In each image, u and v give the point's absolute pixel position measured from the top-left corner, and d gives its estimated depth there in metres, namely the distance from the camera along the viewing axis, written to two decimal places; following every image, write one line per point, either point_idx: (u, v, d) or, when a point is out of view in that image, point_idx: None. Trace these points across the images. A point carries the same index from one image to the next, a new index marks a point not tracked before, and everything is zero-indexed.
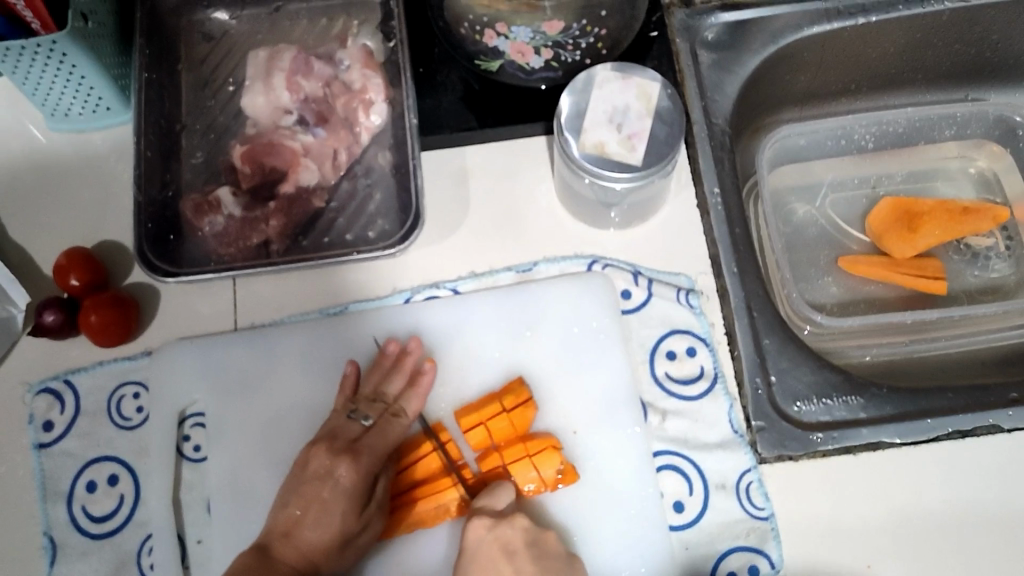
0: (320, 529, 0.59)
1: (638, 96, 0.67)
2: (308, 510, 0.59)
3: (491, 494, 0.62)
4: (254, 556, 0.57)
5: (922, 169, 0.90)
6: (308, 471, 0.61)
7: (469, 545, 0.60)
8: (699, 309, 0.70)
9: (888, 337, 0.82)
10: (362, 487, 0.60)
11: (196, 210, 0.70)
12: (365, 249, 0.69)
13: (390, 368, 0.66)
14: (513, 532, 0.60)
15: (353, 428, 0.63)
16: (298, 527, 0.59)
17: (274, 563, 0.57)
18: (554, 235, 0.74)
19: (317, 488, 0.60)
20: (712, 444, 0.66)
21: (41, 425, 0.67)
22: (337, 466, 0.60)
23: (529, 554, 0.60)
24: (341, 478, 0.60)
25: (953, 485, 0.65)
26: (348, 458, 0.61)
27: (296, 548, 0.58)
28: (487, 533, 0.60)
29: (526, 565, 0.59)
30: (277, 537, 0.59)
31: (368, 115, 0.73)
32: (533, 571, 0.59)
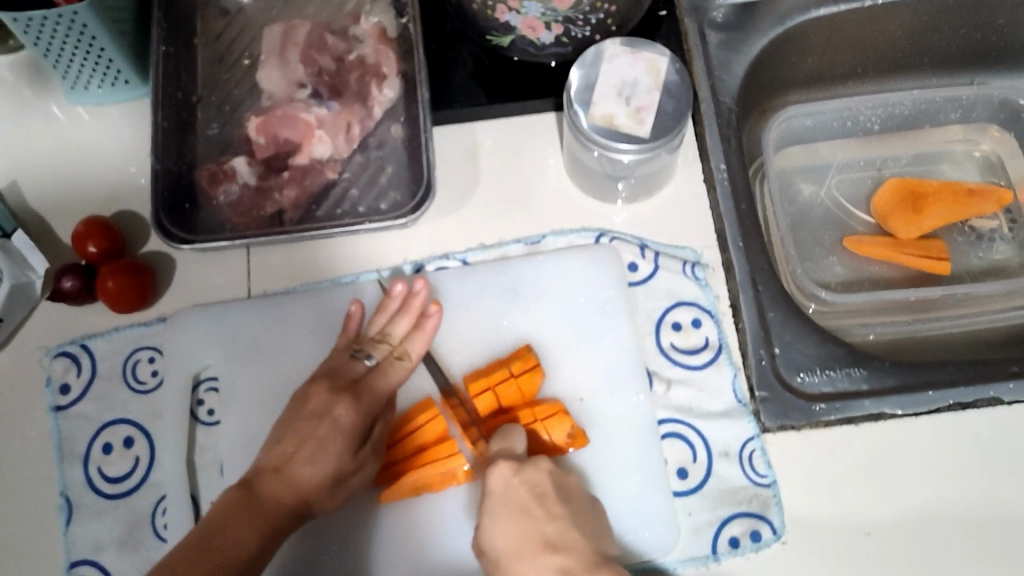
0: (315, 464, 0.58)
1: (647, 71, 0.68)
2: (301, 446, 0.58)
3: (509, 437, 0.62)
4: (239, 492, 0.56)
5: (927, 152, 0.91)
6: (305, 408, 0.60)
7: (496, 485, 0.58)
8: (704, 282, 0.72)
9: (891, 315, 0.83)
10: (359, 427, 0.59)
11: (211, 179, 0.71)
12: (377, 219, 0.71)
13: (396, 311, 0.65)
14: (541, 474, 0.59)
15: (356, 368, 0.63)
16: (289, 463, 0.58)
17: (261, 498, 0.56)
18: (562, 209, 0.75)
19: (312, 426, 0.59)
20: (716, 413, 0.68)
21: (58, 388, 0.68)
22: (335, 405, 0.59)
23: (560, 497, 0.58)
24: (338, 417, 0.59)
25: (953, 455, 0.66)
26: (347, 398, 0.60)
27: (287, 484, 0.57)
28: (514, 475, 0.59)
29: (557, 507, 0.58)
30: (265, 473, 0.58)
31: (381, 90, 0.74)
32: (564, 513, 0.58)
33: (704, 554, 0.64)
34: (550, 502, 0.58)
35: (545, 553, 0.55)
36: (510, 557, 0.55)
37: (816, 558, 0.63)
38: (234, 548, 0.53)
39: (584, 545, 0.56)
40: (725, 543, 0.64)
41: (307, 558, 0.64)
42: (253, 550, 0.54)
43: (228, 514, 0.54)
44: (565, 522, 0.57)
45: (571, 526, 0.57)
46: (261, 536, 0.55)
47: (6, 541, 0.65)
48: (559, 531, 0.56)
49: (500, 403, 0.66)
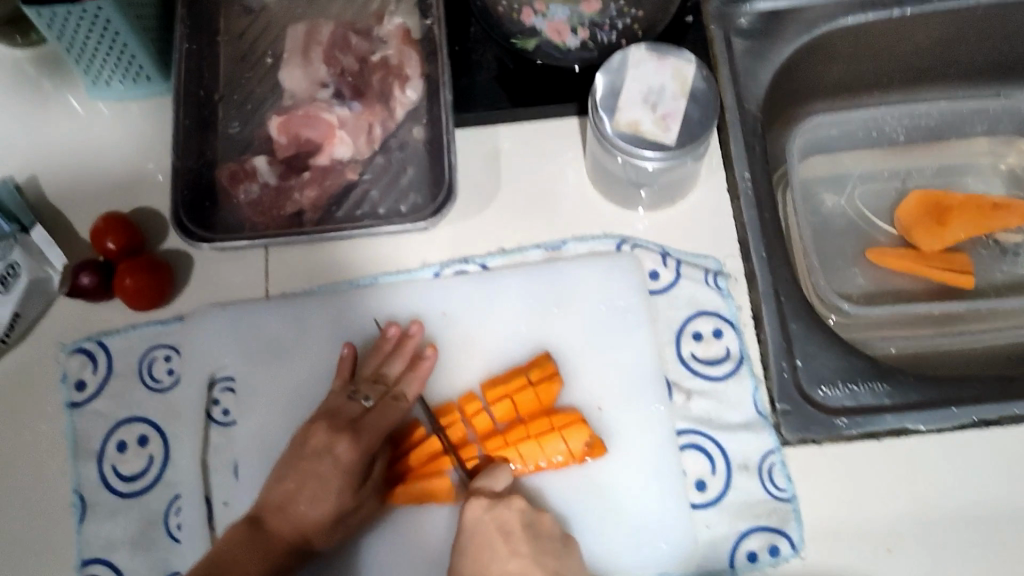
0: (314, 503, 0.59)
1: (673, 78, 0.67)
2: (301, 485, 0.60)
3: (489, 477, 0.62)
4: (246, 528, 0.58)
5: (952, 164, 0.90)
6: (307, 447, 0.61)
7: (467, 524, 0.60)
8: (726, 292, 0.71)
9: (913, 328, 0.82)
10: (359, 466, 0.60)
11: (231, 178, 0.71)
12: (397, 221, 0.70)
13: (391, 352, 0.66)
14: (512, 513, 0.60)
15: (355, 408, 0.63)
16: (292, 501, 0.60)
17: (268, 534, 0.58)
18: (583, 215, 0.74)
19: (314, 464, 0.60)
20: (737, 425, 0.67)
21: (74, 384, 0.68)
22: (336, 444, 0.61)
23: (526, 535, 0.59)
24: (340, 455, 0.60)
25: (977, 473, 0.65)
26: (347, 436, 0.61)
27: (288, 521, 0.59)
28: (485, 512, 0.60)
29: (522, 544, 0.59)
30: (269, 510, 0.60)
31: (404, 91, 0.73)
32: (530, 551, 0.59)
33: (721, 568, 0.63)
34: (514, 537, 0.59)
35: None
36: None
37: (835, 575, 0.62)
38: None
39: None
40: (743, 557, 0.63)
41: (321, 562, 0.64)
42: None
43: (232, 551, 0.57)
44: (528, 558, 0.58)
45: (534, 563, 0.58)
46: (263, 572, 0.57)
47: (19, 537, 0.65)
48: (521, 568, 0.58)
49: (510, 416, 0.66)
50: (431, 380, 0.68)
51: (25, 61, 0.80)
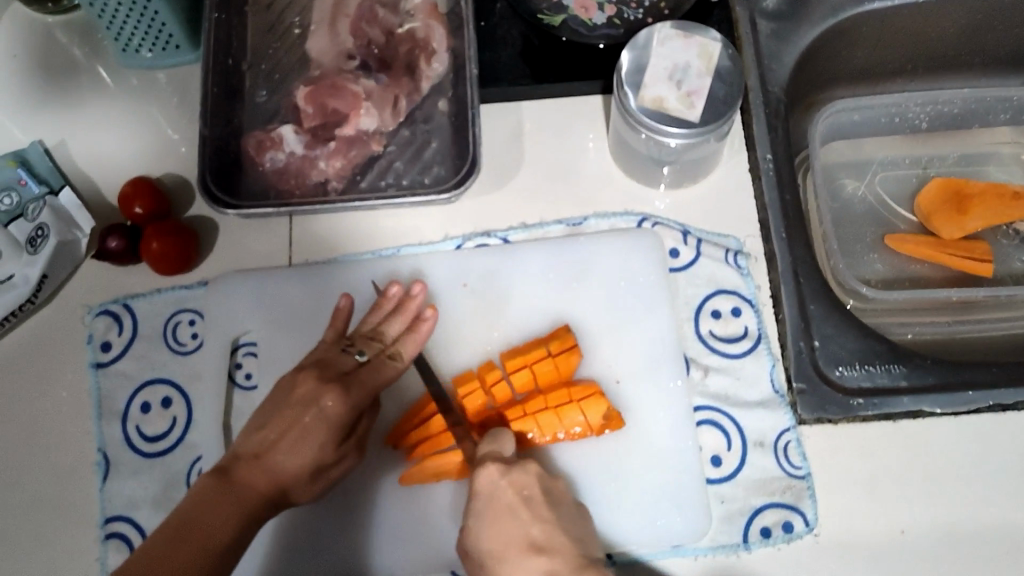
0: (297, 452, 0.57)
1: (699, 56, 0.67)
2: (282, 434, 0.58)
3: (498, 442, 0.62)
4: (217, 479, 0.55)
5: (974, 153, 0.90)
6: (291, 396, 0.59)
7: (480, 489, 0.59)
8: (746, 270, 0.71)
9: (931, 315, 0.82)
10: (346, 419, 0.59)
11: (258, 146, 0.71)
12: (420, 192, 0.71)
13: (390, 312, 0.64)
14: (528, 478, 0.60)
15: (347, 362, 0.62)
16: (271, 450, 0.57)
17: (242, 482, 0.55)
18: (605, 192, 0.75)
19: (299, 413, 0.58)
20: (753, 402, 0.67)
21: (99, 345, 0.69)
22: (324, 395, 0.59)
23: (547, 502, 0.60)
24: (328, 408, 0.59)
25: (991, 456, 0.65)
26: (337, 389, 0.59)
27: (267, 471, 0.57)
28: (501, 477, 0.59)
29: (545, 510, 0.59)
30: (245, 458, 0.57)
31: (431, 65, 0.74)
32: (552, 516, 0.59)
33: (734, 542, 0.64)
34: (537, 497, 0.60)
35: (530, 554, 0.57)
36: (497, 558, 0.57)
37: (847, 552, 0.63)
38: (216, 531, 0.52)
39: (569, 545, 0.58)
40: (756, 532, 0.63)
41: (339, 526, 0.65)
42: (230, 536, 0.53)
43: (206, 501, 0.54)
44: (551, 523, 0.59)
45: (557, 528, 0.59)
46: (236, 522, 0.53)
47: (43, 494, 0.66)
48: (544, 532, 0.58)
49: (529, 385, 0.66)
50: (451, 349, 0.69)
51: (55, 27, 0.81)
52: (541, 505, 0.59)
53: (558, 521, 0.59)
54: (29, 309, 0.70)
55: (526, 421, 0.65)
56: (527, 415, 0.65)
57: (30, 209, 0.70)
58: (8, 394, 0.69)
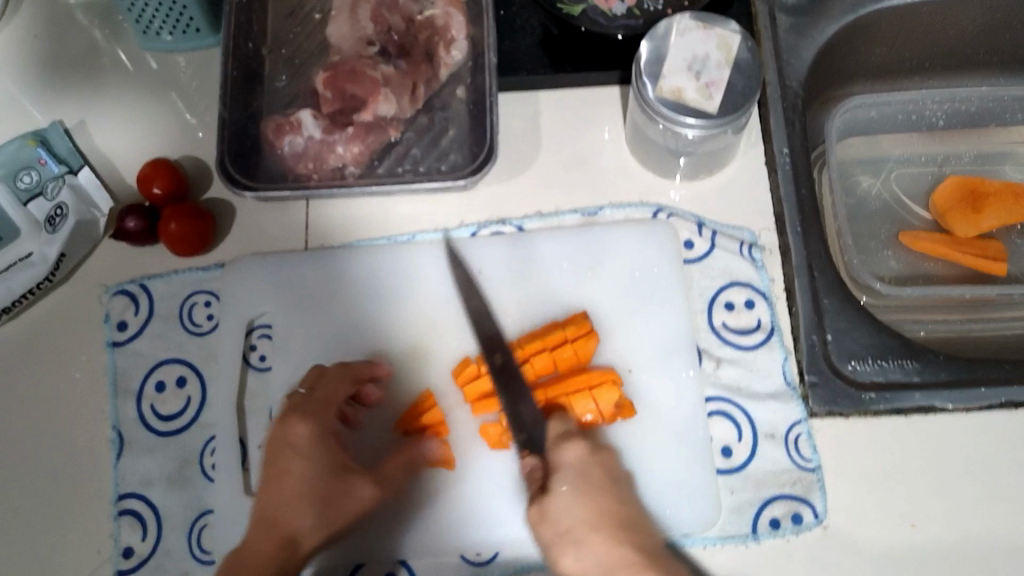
0: (291, 489, 0.59)
1: (717, 46, 0.67)
2: (269, 484, 0.60)
3: (562, 448, 0.62)
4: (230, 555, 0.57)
5: (990, 151, 0.90)
6: (269, 445, 0.61)
7: (575, 461, 0.61)
8: (760, 263, 0.71)
9: (945, 312, 0.82)
10: (318, 439, 0.61)
11: (276, 130, 0.71)
12: (437, 178, 0.71)
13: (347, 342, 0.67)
14: (608, 462, 0.63)
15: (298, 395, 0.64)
16: (269, 505, 0.59)
17: (253, 547, 0.57)
18: (620, 182, 0.75)
19: (276, 459, 0.60)
20: (763, 394, 0.67)
21: (115, 324, 0.69)
22: (289, 430, 0.61)
23: (620, 489, 0.61)
24: (297, 441, 0.61)
25: (1002, 452, 0.65)
26: (299, 417, 0.62)
27: (272, 524, 0.58)
28: (590, 455, 0.62)
29: (624, 496, 0.61)
30: (258, 517, 0.59)
31: (450, 52, 0.74)
32: (625, 502, 0.61)
33: (744, 533, 0.64)
34: (595, 504, 0.59)
35: (619, 529, 0.58)
36: (589, 525, 0.58)
37: (855, 546, 0.63)
38: None
39: (648, 534, 0.59)
40: (765, 524, 0.64)
41: None
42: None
43: (232, 568, 0.56)
44: (627, 508, 0.60)
45: (631, 514, 0.60)
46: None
47: (58, 469, 0.66)
48: (627, 515, 0.60)
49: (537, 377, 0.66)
50: (465, 336, 0.69)
51: (78, 9, 0.82)
52: (603, 518, 0.58)
53: (634, 511, 0.61)
54: (46, 287, 0.71)
55: (535, 412, 0.65)
56: (536, 407, 0.65)
57: (49, 188, 0.70)
58: (26, 370, 0.69)
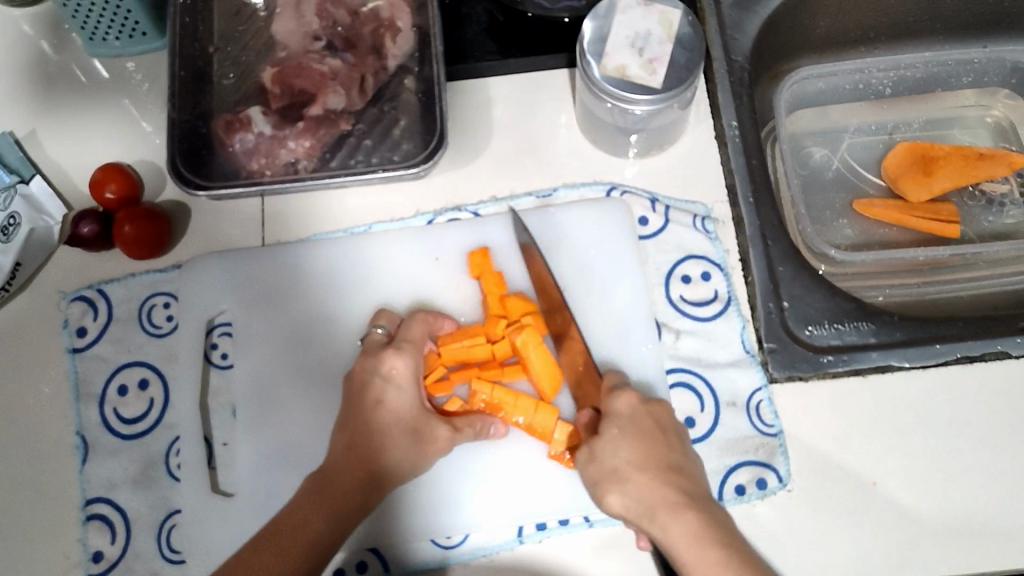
0: (380, 417, 0.60)
1: (660, 24, 0.68)
2: (356, 422, 0.61)
3: (614, 396, 0.61)
4: (314, 483, 0.58)
5: (939, 116, 0.91)
6: (361, 374, 0.63)
7: (620, 411, 0.60)
8: (714, 235, 0.72)
9: (902, 276, 0.83)
10: (414, 375, 0.62)
11: (227, 127, 0.72)
12: (390, 168, 0.71)
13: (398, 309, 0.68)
14: (662, 410, 0.61)
15: (376, 338, 0.65)
16: (355, 441, 0.60)
17: (337, 479, 0.58)
18: (573, 163, 0.75)
19: (362, 397, 0.62)
20: (723, 363, 0.68)
21: (75, 331, 0.69)
22: (382, 364, 0.62)
23: (675, 435, 0.60)
24: (395, 372, 0.61)
25: (959, 408, 0.67)
26: (392, 352, 0.62)
27: (359, 458, 0.59)
28: (639, 406, 0.60)
29: (676, 442, 0.59)
30: (337, 450, 0.60)
31: (396, 43, 0.75)
32: (680, 448, 0.59)
33: None
34: (645, 449, 0.58)
35: (668, 473, 0.57)
36: (635, 470, 0.57)
37: (819, 507, 0.64)
38: (314, 530, 0.55)
39: (699, 478, 0.58)
40: (731, 490, 0.64)
41: None
42: (317, 523, 0.55)
43: (306, 498, 0.57)
44: (681, 454, 0.59)
45: (685, 460, 0.59)
46: (333, 511, 0.56)
47: (24, 478, 0.66)
48: (679, 460, 0.58)
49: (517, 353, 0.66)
50: None
51: (22, 20, 0.81)
52: (650, 460, 0.57)
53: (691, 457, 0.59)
54: (4, 298, 0.70)
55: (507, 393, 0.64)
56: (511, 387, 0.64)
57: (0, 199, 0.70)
58: None
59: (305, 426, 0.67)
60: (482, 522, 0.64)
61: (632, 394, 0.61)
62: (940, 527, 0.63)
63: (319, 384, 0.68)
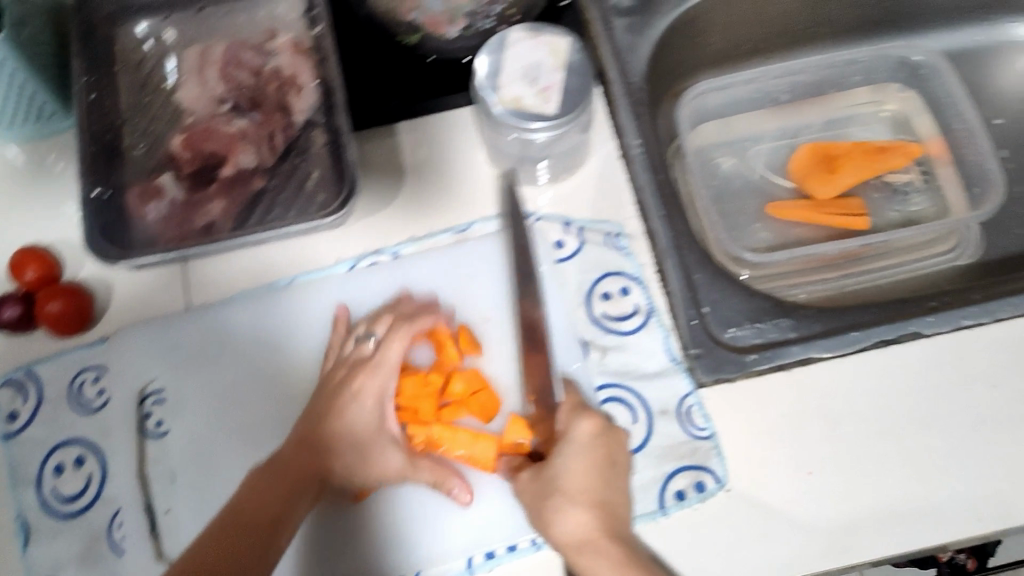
0: (346, 441, 0.66)
1: (549, 54, 0.70)
2: (322, 422, 0.66)
3: (577, 421, 0.65)
4: (264, 468, 0.66)
5: (838, 116, 0.95)
6: (334, 385, 0.68)
7: (578, 440, 0.64)
8: (628, 250, 0.74)
9: (819, 273, 0.86)
10: (384, 398, 0.67)
11: (140, 196, 0.73)
12: (306, 220, 0.72)
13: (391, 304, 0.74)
14: (619, 447, 0.64)
15: (362, 349, 0.70)
16: (316, 440, 0.66)
17: (289, 462, 0.65)
18: (487, 197, 0.78)
19: (340, 399, 0.67)
20: (651, 374, 0.70)
21: (6, 416, 0.69)
22: (360, 379, 0.67)
23: (620, 473, 0.63)
24: (365, 388, 0.67)
25: (882, 390, 0.68)
26: (368, 370, 0.68)
27: (320, 458, 0.65)
28: (596, 440, 0.64)
29: (621, 482, 0.63)
30: (295, 446, 0.66)
31: (299, 98, 0.77)
32: (621, 489, 0.63)
33: (652, 510, 0.65)
34: (592, 480, 0.62)
35: (596, 509, 0.61)
36: (569, 500, 0.62)
37: (759, 503, 0.65)
38: (267, 506, 0.62)
39: (625, 517, 0.62)
40: (671, 497, 0.65)
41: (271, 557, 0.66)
42: (273, 503, 0.63)
43: (269, 478, 0.64)
44: (619, 494, 0.63)
45: (621, 502, 0.62)
46: (287, 494, 0.63)
47: None
48: (614, 496, 0.62)
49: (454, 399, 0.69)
50: None
51: None
52: (587, 495, 0.62)
53: (622, 500, 0.63)
54: None
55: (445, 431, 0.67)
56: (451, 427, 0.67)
57: None
58: None
59: None
60: (433, 557, 0.64)
61: (593, 423, 0.65)
62: (878, 509, 0.64)
63: (257, 440, 0.69)
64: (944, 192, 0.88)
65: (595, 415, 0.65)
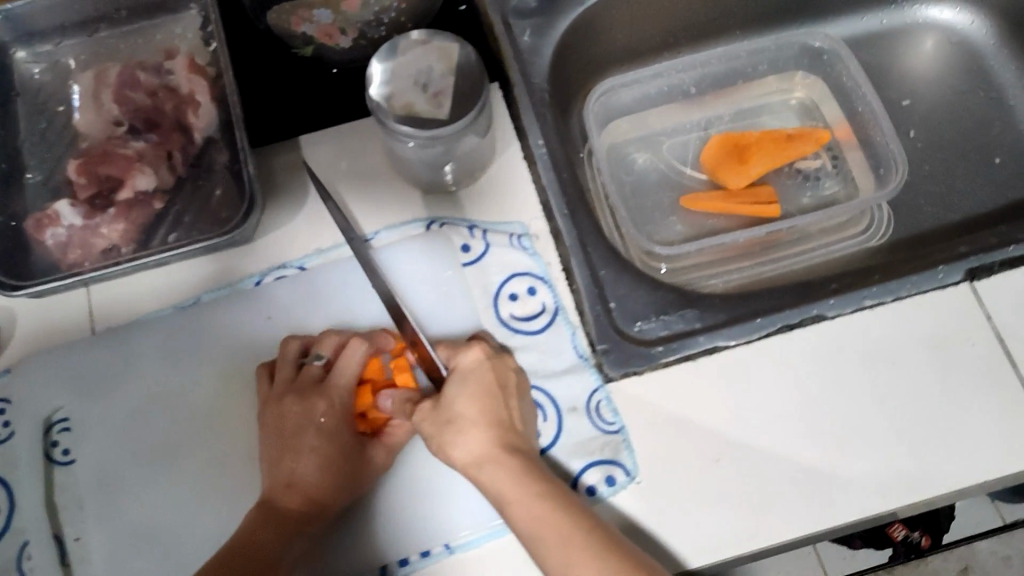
0: (314, 466, 0.64)
1: (439, 58, 0.71)
2: (292, 454, 0.65)
3: (460, 353, 0.66)
4: (259, 511, 0.63)
5: (748, 107, 0.96)
6: (285, 420, 0.66)
7: (470, 365, 0.65)
8: (532, 250, 0.75)
9: (734, 261, 0.87)
10: (342, 420, 0.67)
11: (36, 226, 0.72)
12: (209, 238, 0.71)
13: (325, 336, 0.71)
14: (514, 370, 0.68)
15: (310, 372, 0.68)
16: (292, 474, 0.65)
17: (280, 510, 0.63)
18: (393, 205, 0.78)
19: (300, 438, 0.65)
20: (559, 371, 0.70)
21: None
22: (310, 406, 0.66)
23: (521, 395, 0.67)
24: (321, 411, 0.66)
25: (788, 375, 0.69)
26: (316, 396, 0.66)
27: (300, 491, 0.64)
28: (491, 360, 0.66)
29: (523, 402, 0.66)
30: (279, 489, 0.64)
31: (197, 116, 0.76)
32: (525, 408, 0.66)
33: None
34: (497, 400, 0.64)
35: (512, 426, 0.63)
36: (484, 419, 0.63)
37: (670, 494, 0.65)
38: (268, 546, 0.61)
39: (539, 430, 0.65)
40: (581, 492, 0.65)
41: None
42: (256, 539, 0.61)
43: (259, 523, 0.62)
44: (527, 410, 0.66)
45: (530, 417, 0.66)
46: (278, 531, 0.62)
47: None
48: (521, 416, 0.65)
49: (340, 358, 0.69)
50: None
51: None
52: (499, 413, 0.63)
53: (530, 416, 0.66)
54: None
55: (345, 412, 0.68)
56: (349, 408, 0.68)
57: None
58: None
59: (158, 508, 0.66)
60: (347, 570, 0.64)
61: (480, 348, 0.66)
62: (786, 493, 0.64)
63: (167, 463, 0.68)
64: (853, 176, 0.89)
65: (479, 343, 0.67)
